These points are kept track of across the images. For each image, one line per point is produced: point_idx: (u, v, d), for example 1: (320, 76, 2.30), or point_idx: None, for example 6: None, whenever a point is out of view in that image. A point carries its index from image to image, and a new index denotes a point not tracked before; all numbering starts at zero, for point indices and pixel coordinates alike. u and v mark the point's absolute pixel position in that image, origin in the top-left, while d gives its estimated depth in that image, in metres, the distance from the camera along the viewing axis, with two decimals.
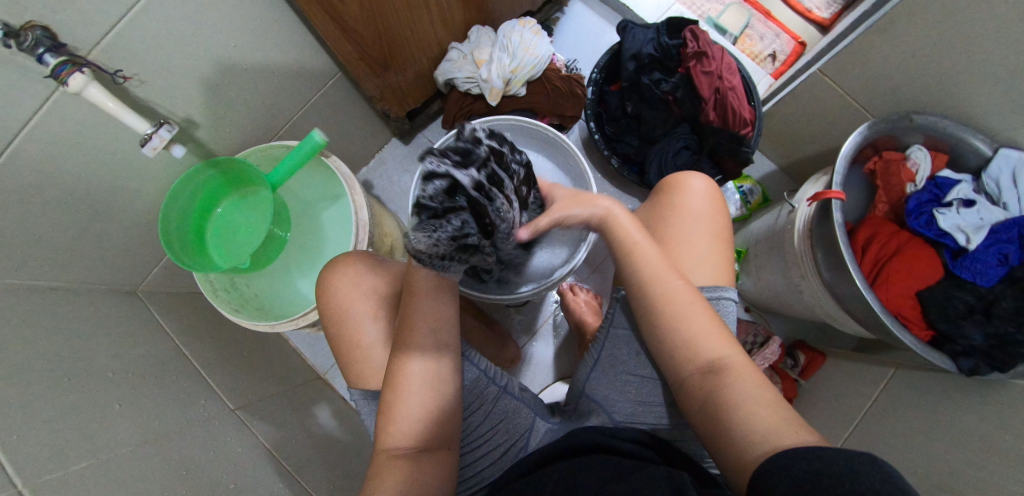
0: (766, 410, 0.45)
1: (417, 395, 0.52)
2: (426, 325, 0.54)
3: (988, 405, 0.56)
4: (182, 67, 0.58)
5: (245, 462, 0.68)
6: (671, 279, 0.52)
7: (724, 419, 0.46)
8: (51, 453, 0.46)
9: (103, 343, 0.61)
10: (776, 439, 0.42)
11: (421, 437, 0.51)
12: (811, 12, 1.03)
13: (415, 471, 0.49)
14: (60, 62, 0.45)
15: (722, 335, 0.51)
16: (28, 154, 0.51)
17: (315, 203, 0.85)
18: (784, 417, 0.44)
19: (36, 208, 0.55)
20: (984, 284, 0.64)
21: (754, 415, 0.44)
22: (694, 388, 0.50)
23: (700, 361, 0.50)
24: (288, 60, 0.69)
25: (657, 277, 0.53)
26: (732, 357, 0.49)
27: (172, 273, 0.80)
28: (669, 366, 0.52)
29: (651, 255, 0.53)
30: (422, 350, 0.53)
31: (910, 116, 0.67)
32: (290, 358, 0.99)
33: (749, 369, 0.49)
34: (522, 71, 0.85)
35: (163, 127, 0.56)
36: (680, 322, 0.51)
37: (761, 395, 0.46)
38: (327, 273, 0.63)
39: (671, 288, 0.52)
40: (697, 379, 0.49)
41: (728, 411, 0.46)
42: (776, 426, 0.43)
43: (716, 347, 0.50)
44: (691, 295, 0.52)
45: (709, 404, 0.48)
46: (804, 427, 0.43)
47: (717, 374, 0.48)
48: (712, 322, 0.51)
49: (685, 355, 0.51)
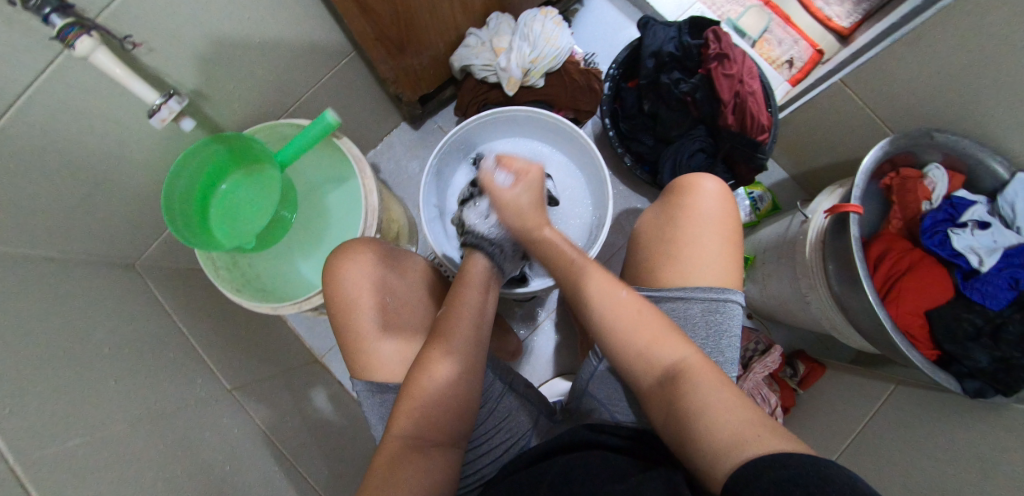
0: (728, 413, 0.42)
1: (443, 389, 0.52)
2: (465, 320, 0.55)
3: (989, 427, 0.56)
4: (194, 37, 0.56)
5: (241, 444, 0.67)
6: (615, 292, 0.53)
7: (686, 426, 0.44)
8: (45, 429, 0.45)
9: (99, 317, 0.59)
10: (739, 446, 0.39)
11: (440, 432, 0.51)
12: (832, 20, 1.01)
13: (428, 467, 0.49)
14: (68, 23, 0.43)
15: (675, 338, 0.50)
16: (29, 117, 0.49)
17: (321, 184, 0.84)
18: (748, 421, 0.42)
19: (34, 175, 0.52)
20: (994, 307, 0.64)
21: (716, 419, 0.42)
22: (656, 400, 0.48)
23: (656, 369, 0.49)
24: (303, 35, 0.67)
25: (596, 295, 0.54)
26: (688, 359, 0.48)
27: (172, 249, 0.78)
28: (631, 377, 0.51)
29: (594, 272, 0.55)
30: (459, 349, 0.53)
31: (931, 133, 0.67)
32: (288, 339, 0.98)
33: (711, 369, 0.47)
34: (541, 61, 0.83)
35: (172, 98, 0.54)
36: (627, 334, 0.51)
37: (724, 397, 0.44)
38: (337, 260, 0.62)
39: (614, 300, 0.53)
40: (656, 389, 0.49)
41: (690, 419, 0.44)
42: (740, 432, 0.41)
43: (671, 351, 0.49)
44: (636, 305, 0.52)
45: (672, 409, 0.46)
46: (773, 432, 0.40)
47: (675, 382, 0.47)
48: (661, 327, 0.50)
49: (640, 367, 0.50)
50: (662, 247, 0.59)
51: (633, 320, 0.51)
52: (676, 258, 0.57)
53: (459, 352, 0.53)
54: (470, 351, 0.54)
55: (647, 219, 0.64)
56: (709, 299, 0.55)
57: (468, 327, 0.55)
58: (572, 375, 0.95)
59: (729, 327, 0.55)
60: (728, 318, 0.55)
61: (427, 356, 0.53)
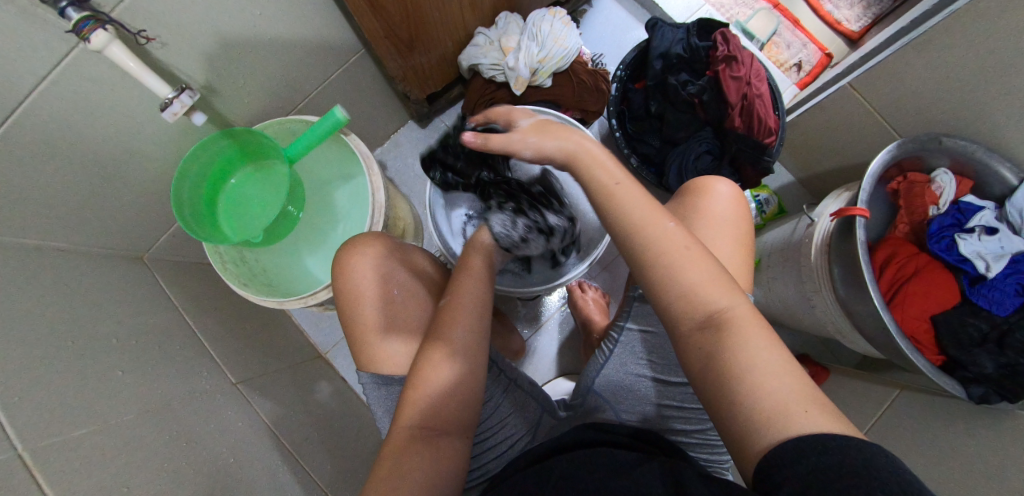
0: (774, 376, 0.39)
1: (445, 379, 0.52)
2: (466, 313, 0.57)
3: (997, 434, 0.56)
4: (205, 32, 0.56)
5: (245, 437, 0.67)
6: (664, 224, 0.47)
7: (724, 384, 0.41)
8: (53, 418, 0.45)
9: (109, 309, 0.60)
10: (780, 417, 0.37)
11: (448, 423, 0.51)
12: (841, 23, 1.01)
13: (437, 458, 0.49)
14: (84, 17, 0.43)
15: (724, 284, 0.45)
16: (43, 109, 0.49)
17: (328, 181, 0.84)
18: (798, 385, 0.39)
19: (46, 167, 0.53)
20: (1000, 313, 0.64)
21: (763, 379, 0.39)
22: (692, 348, 0.44)
23: (700, 314, 0.44)
24: (314, 32, 0.67)
25: (643, 223, 0.47)
26: (734, 308, 0.44)
27: (182, 243, 0.79)
28: (666, 319, 0.47)
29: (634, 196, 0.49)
30: (460, 338, 0.55)
31: (939, 138, 0.67)
32: (293, 335, 0.98)
33: (756, 320, 0.44)
34: (550, 61, 0.83)
35: (185, 92, 0.54)
36: (675, 272, 0.45)
37: (769, 357, 0.41)
38: (344, 252, 0.62)
39: (662, 230, 0.47)
40: (695, 335, 0.44)
41: (728, 378, 0.41)
42: (784, 400, 0.38)
43: (718, 296, 0.44)
44: (685, 240, 0.47)
45: (712, 367, 0.42)
46: (822, 408, 0.38)
47: (717, 332, 0.43)
48: (710, 270, 0.46)
49: (681, 309, 0.45)
50: None
51: (682, 255, 0.46)
52: None
53: (460, 342, 0.54)
54: (471, 344, 0.55)
55: None
56: None
57: (469, 317, 0.56)
58: (575, 375, 0.95)
59: None
60: None
61: (428, 354, 0.54)
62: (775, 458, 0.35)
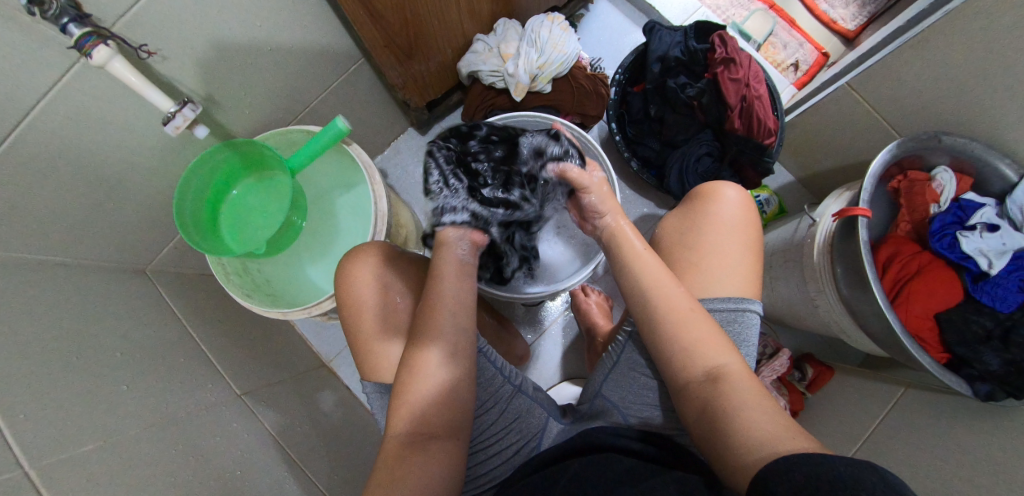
0: (765, 418, 0.44)
1: (431, 382, 0.52)
2: (445, 313, 0.55)
3: (1003, 430, 0.56)
4: (205, 44, 0.56)
5: (250, 448, 0.67)
6: (671, 289, 0.53)
7: (722, 426, 0.45)
8: (60, 434, 0.45)
9: (113, 323, 0.60)
10: (774, 446, 0.41)
11: (438, 427, 0.51)
12: (836, 23, 1.02)
13: (428, 462, 0.48)
14: (85, 33, 0.43)
15: (721, 342, 0.50)
16: (45, 125, 0.49)
17: (329, 190, 0.84)
18: (786, 427, 0.43)
19: (48, 182, 0.53)
20: (1004, 309, 0.64)
21: (754, 421, 0.44)
22: (692, 397, 0.49)
23: (699, 368, 0.49)
24: (314, 42, 0.67)
25: (654, 286, 0.53)
26: (730, 364, 0.48)
27: (184, 255, 0.79)
28: (667, 371, 0.51)
29: (650, 263, 0.55)
30: (443, 338, 0.54)
31: (939, 136, 0.67)
32: (296, 344, 0.98)
33: (750, 376, 0.48)
34: (549, 67, 0.84)
35: (187, 105, 0.54)
36: (680, 330, 0.50)
37: (759, 403, 0.45)
38: (347, 260, 0.62)
39: (669, 295, 0.52)
40: (694, 387, 0.49)
41: (727, 421, 0.45)
42: (775, 434, 0.42)
43: (716, 353, 0.49)
44: (689, 303, 0.52)
45: (708, 412, 0.47)
46: (805, 437, 0.42)
47: (716, 383, 0.47)
48: (710, 330, 0.50)
49: (682, 363, 0.50)
50: (685, 255, 0.59)
51: (687, 316, 0.51)
52: (697, 265, 0.58)
53: (445, 345, 0.53)
54: (460, 349, 0.54)
55: (668, 226, 0.64)
56: (728, 310, 0.55)
57: (458, 317, 0.56)
58: (580, 379, 0.95)
59: (747, 336, 0.55)
60: (747, 329, 0.55)
61: (417, 357, 0.53)
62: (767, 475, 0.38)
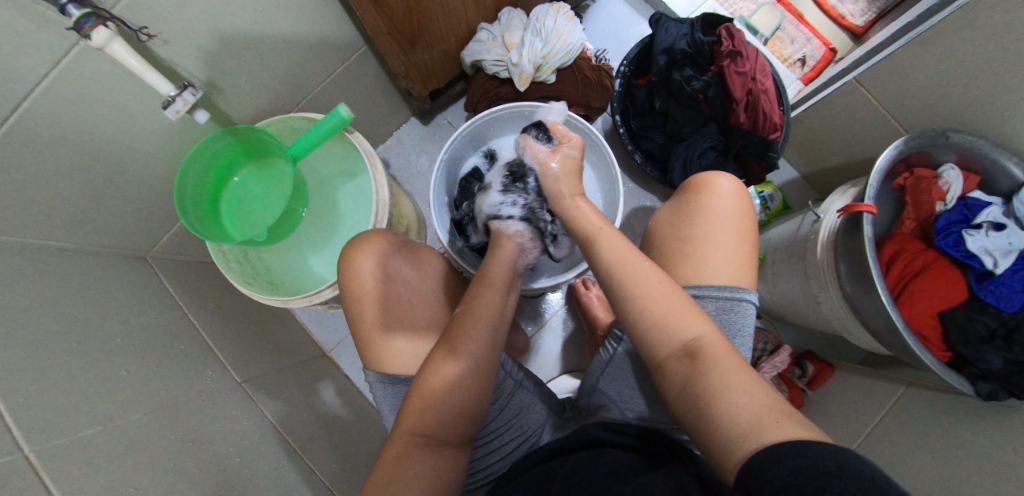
0: (744, 393, 0.43)
1: (450, 388, 0.52)
2: (482, 324, 0.55)
3: (1005, 430, 0.56)
4: (205, 28, 0.55)
5: (250, 435, 0.67)
6: (637, 263, 0.53)
7: (701, 401, 0.44)
8: (60, 418, 0.45)
9: (112, 308, 0.59)
10: (754, 429, 0.40)
11: (451, 432, 0.51)
12: (845, 18, 1.01)
13: (437, 468, 0.49)
14: (84, 14, 0.43)
15: (694, 313, 0.50)
16: (44, 108, 0.49)
17: (331, 179, 0.84)
18: (765, 403, 0.42)
19: (48, 165, 0.53)
20: (1008, 309, 0.64)
21: (734, 397, 0.43)
22: (670, 372, 0.49)
23: (672, 342, 0.49)
24: (316, 28, 0.66)
25: (620, 263, 0.54)
26: (706, 335, 0.48)
27: (184, 241, 0.78)
28: (644, 347, 0.51)
29: (614, 242, 0.56)
30: (470, 348, 0.54)
31: (946, 133, 0.67)
32: (297, 333, 0.98)
33: (727, 347, 0.48)
34: (554, 57, 0.82)
35: (187, 90, 0.54)
36: (648, 304, 0.51)
37: (736, 377, 0.45)
38: (352, 249, 0.61)
39: (635, 272, 0.52)
40: (672, 361, 0.49)
41: (706, 399, 0.44)
42: (754, 413, 0.41)
43: (689, 325, 0.49)
44: (658, 277, 0.52)
45: (688, 388, 0.46)
46: (792, 418, 0.40)
47: (692, 358, 0.47)
48: (681, 302, 0.50)
49: (657, 338, 0.50)
50: (678, 246, 0.59)
51: (655, 291, 0.51)
52: (692, 256, 0.57)
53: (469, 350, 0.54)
54: (481, 359, 0.54)
55: (661, 216, 0.63)
56: (722, 298, 0.55)
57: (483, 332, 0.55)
58: (579, 372, 0.95)
59: (741, 326, 0.55)
60: (742, 318, 0.55)
61: (434, 359, 0.53)
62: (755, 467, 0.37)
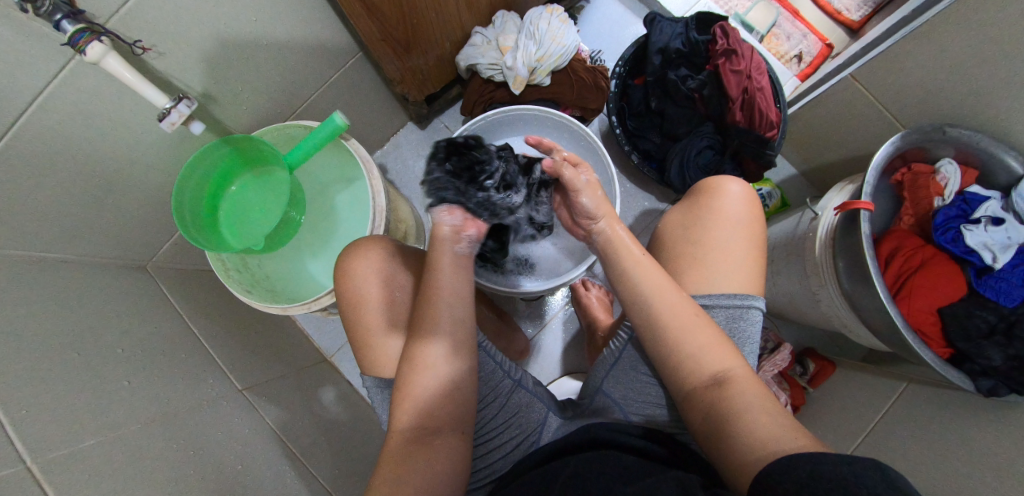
0: (771, 421, 0.44)
1: (437, 384, 0.52)
2: (449, 305, 0.53)
3: (1008, 426, 0.55)
4: (199, 39, 0.56)
5: (251, 442, 0.67)
6: (673, 296, 0.52)
7: (728, 431, 0.45)
8: (62, 428, 0.45)
9: (113, 319, 0.60)
10: (780, 445, 0.41)
11: (445, 426, 0.51)
12: (841, 13, 1.01)
13: (432, 462, 0.48)
14: (79, 30, 0.43)
15: (724, 346, 0.49)
16: (41, 122, 0.49)
17: (328, 185, 0.84)
18: (791, 430, 0.43)
19: (46, 179, 0.53)
20: (1007, 304, 0.64)
21: (757, 424, 0.44)
22: (696, 402, 0.48)
23: (703, 374, 0.49)
24: (310, 37, 0.67)
25: (656, 293, 0.52)
26: (736, 370, 0.48)
27: (184, 250, 0.79)
28: (670, 377, 0.51)
29: (649, 269, 0.54)
30: (445, 336, 0.53)
31: (943, 128, 0.66)
32: (298, 339, 0.99)
33: (753, 380, 0.48)
34: (548, 59, 0.82)
35: (182, 101, 0.54)
36: (680, 334, 0.50)
37: (765, 407, 0.45)
38: (349, 255, 0.62)
39: (670, 304, 0.51)
40: (701, 392, 0.48)
41: (733, 426, 0.45)
42: (781, 437, 0.42)
43: (719, 358, 0.49)
44: (691, 308, 0.51)
45: (714, 419, 0.46)
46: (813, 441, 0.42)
47: (721, 388, 0.47)
48: (711, 334, 0.50)
49: (685, 369, 0.50)
50: (689, 249, 0.59)
51: (689, 324, 0.50)
52: (702, 262, 0.57)
53: (450, 340, 0.53)
54: (464, 345, 0.54)
55: (671, 219, 0.63)
56: (733, 306, 0.55)
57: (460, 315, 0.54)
58: (580, 373, 0.95)
59: (750, 334, 0.55)
60: (750, 326, 0.55)
61: (417, 352, 0.52)
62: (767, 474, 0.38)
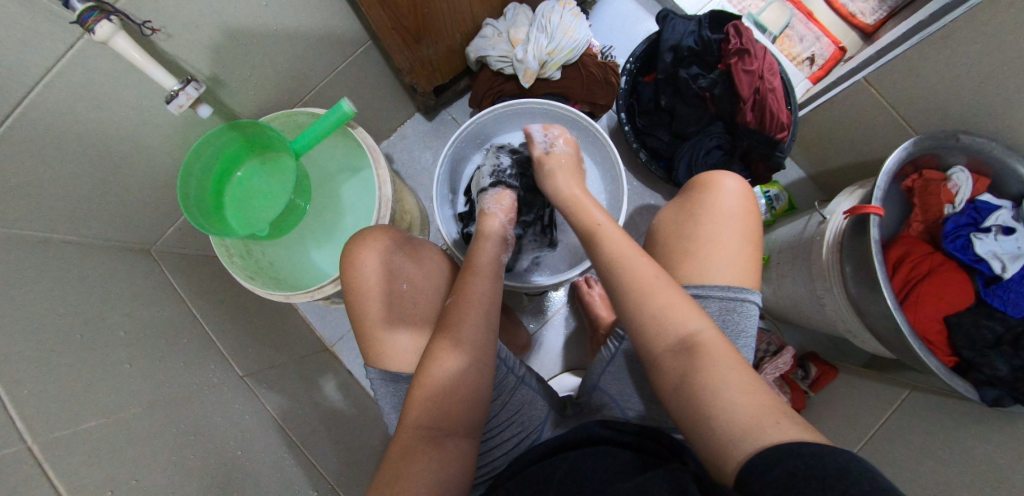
0: (745, 396, 0.42)
1: (452, 384, 0.52)
2: (478, 308, 0.56)
3: (1012, 436, 0.55)
4: (209, 22, 0.55)
5: (252, 429, 0.67)
6: (636, 258, 0.53)
7: (700, 405, 0.44)
8: (62, 410, 0.45)
9: (117, 301, 0.60)
10: (758, 430, 0.39)
11: (458, 423, 0.51)
12: (856, 16, 0.99)
13: (444, 458, 0.48)
14: (87, 8, 0.42)
15: (688, 307, 0.49)
16: (49, 101, 0.49)
17: (335, 174, 0.84)
18: (770, 407, 0.42)
19: (53, 158, 0.53)
20: (1015, 314, 0.63)
21: (733, 398, 0.42)
22: (666, 369, 0.47)
23: (670, 338, 0.48)
24: (321, 22, 0.66)
25: (619, 257, 0.53)
26: (703, 331, 0.47)
27: (187, 235, 0.79)
28: (639, 345, 0.50)
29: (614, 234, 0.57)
30: (469, 338, 0.54)
31: (957, 135, 0.65)
32: (299, 328, 0.99)
33: (724, 345, 0.47)
34: (559, 54, 0.82)
35: (190, 84, 0.53)
36: (643, 295, 0.50)
37: (738, 377, 0.44)
38: (354, 246, 0.61)
39: (635, 265, 0.52)
40: (669, 357, 0.47)
41: (706, 401, 0.43)
42: (758, 416, 0.41)
43: (685, 320, 0.48)
44: (654, 271, 0.51)
45: (688, 385, 0.45)
46: (792, 420, 0.40)
47: (691, 355, 0.46)
48: (677, 295, 0.49)
49: (653, 333, 0.49)
50: (681, 245, 0.58)
51: (653, 283, 0.50)
52: (695, 256, 0.57)
53: (463, 341, 0.53)
54: (478, 341, 0.54)
55: (665, 215, 0.63)
56: (726, 298, 0.54)
57: (478, 316, 0.55)
58: (581, 370, 0.95)
59: (745, 326, 0.55)
60: (745, 319, 0.55)
61: (436, 354, 0.53)
62: (758, 465, 0.37)
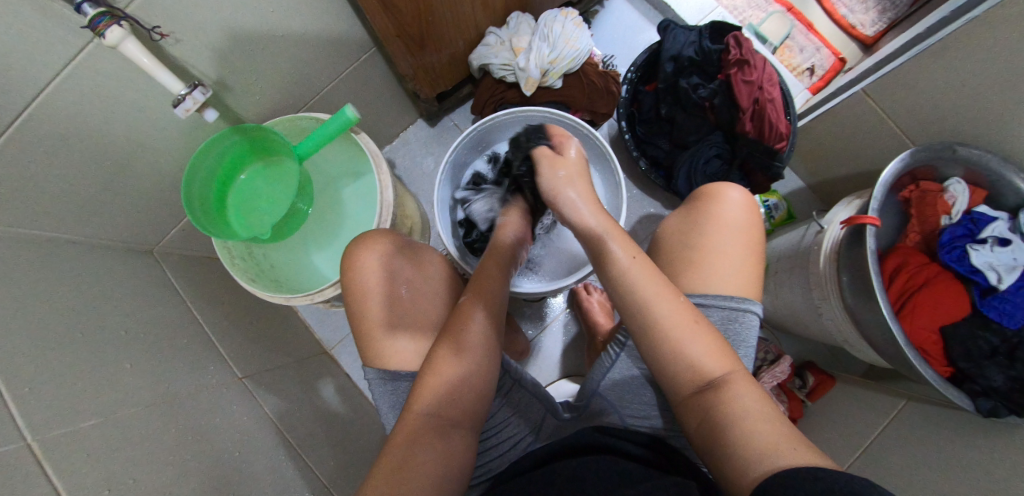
0: (766, 427, 0.43)
1: (455, 383, 0.51)
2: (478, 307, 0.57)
3: (1008, 447, 0.55)
4: (216, 27, 0.56)
5: (250, 431, 0.68)
6: (670, 299, 0.50)
7: (722, 438, 0.44)
8: (62, 408, 0.46)
9: (119, 302, 0.60)
10: (777, 456, 0.40)
11: (459, 420, 0.51)
12: (855, 28, 1.01)
13: (447, 457, 0.48)
14: (98, 12, 0.43)
15: (723, 349, 0.48)
16: (57, 103, 0.50)
17: (337, 178, 0.85)
18: (788, 436, 0.42)
19: (59, 160, 0.54)
20: (1011, 326, 0.64)
21: (758, 432, 0.43)
22: (693, 408, 0.48)
23: (700, 379, 0.47)
24: (326, 29, 0.67)
25: (653, 298, 0.50)
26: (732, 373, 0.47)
27: (189, 237, 0.79)
28: (667, 385, 0.50)
29: (643, 266, 0.53)
30: (469, 340, 0.54)
31: (953, 147, 0.66)
32: (299, 331, 0.99)
33: (750, 383, 0.47)
34: (560, 62, 0.83)
35: (197, 89, 0.54)
36: (677, 339, 0.49)
37: (760, 409, 0.45)
38: (354, 248, 0.62)
39: (670, 306, 0.50)
40: (698, 398, 0.47)
41: (729, 434, 0.44)
42: (777, 444, 0.41)
43: (717, 363, 0.48)
44: (688, 313, 0.50)
45: (712, 424, 0.46)
46: (807, 447, 0.41)
47: (717, 394, 0.46)
48: (710, 338, 0.49)
49: (682, 374, 0.48)
50: (686, 254, 0.59)
51: (687, 327, 0.49)
52: (699, 265, 0.57)
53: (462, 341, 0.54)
54: (477, 340, 0.54)
55: (670, 224, 0.64)
56: (729, 308, 0.54)
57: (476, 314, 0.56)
58: (579, 376, 0.95)
59: (745, 337, 0.55)
60: (747, 330, 0.55)
61: (438, 355, 0.53)
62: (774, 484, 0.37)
